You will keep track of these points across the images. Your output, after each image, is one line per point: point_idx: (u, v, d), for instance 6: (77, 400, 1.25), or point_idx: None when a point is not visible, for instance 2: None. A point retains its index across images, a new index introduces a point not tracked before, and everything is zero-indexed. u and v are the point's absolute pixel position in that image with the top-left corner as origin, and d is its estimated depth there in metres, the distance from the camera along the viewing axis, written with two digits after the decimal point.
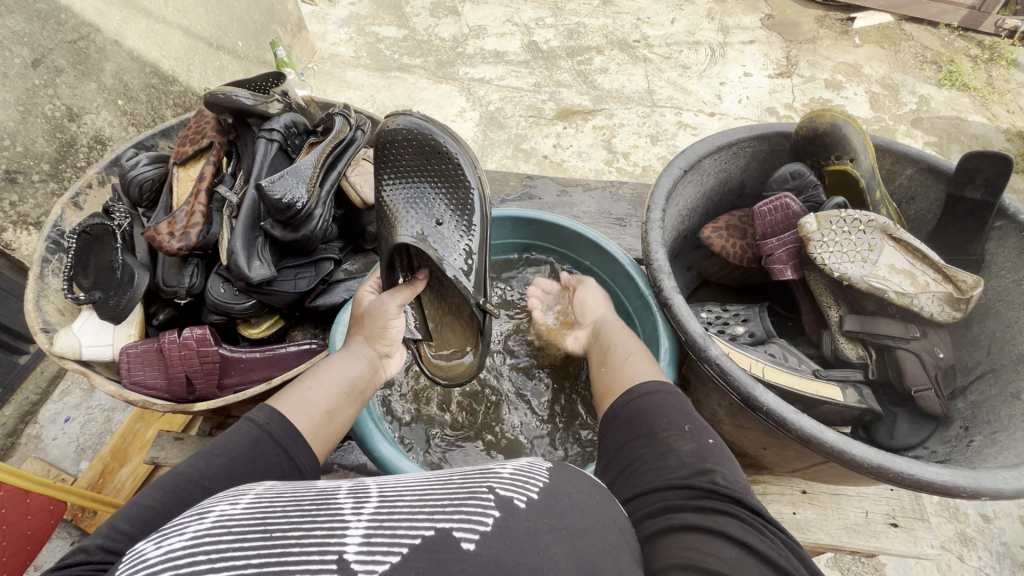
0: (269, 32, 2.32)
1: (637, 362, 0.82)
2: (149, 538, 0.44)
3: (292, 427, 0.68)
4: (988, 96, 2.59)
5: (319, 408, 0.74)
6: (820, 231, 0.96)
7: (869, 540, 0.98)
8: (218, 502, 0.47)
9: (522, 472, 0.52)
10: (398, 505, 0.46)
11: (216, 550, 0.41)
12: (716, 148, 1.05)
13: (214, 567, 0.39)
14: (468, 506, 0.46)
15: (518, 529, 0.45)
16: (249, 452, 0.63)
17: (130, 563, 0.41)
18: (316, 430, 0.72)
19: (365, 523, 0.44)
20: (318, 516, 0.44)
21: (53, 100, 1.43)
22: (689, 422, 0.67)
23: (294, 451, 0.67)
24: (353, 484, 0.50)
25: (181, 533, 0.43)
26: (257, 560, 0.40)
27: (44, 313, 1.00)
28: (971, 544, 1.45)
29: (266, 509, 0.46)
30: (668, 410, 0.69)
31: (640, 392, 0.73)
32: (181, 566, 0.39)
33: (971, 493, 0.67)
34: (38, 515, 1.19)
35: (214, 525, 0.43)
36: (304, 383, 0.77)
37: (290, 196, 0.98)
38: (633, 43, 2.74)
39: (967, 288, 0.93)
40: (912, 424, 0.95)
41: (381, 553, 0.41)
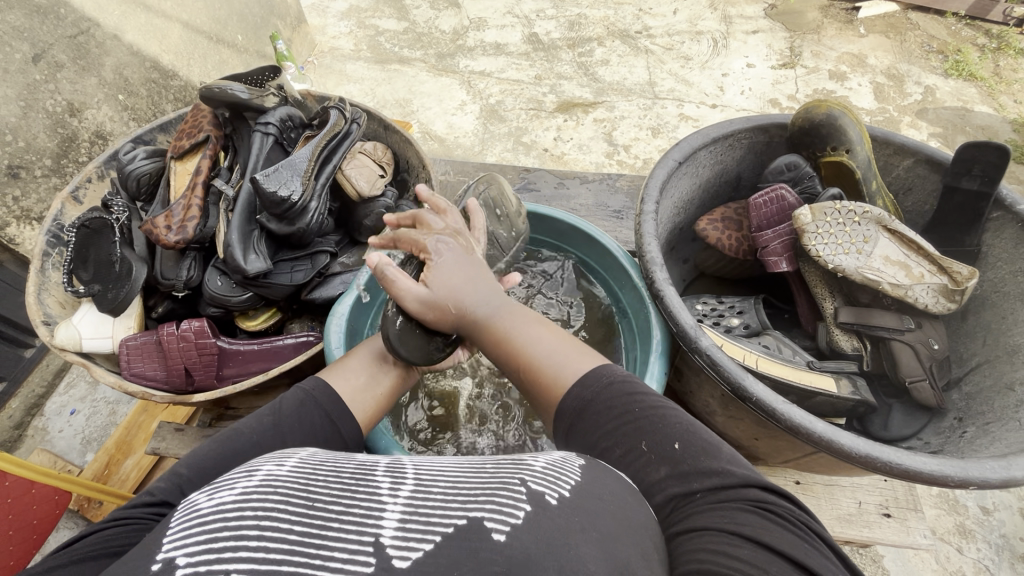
0: (269, 26, 2.32)
1: (554, 360, 0.68)
2: (201, 489, 0.47)
3: (332, 392, 0.73)
4: (994, 86, 2.56)
5: (360, 387, 0.77)
6: (813, 223, 0.97)
7: (861, 530, 0.99)
8: (265, 463, 0.50)
9: (555, 468, 0.51)
10: (434, 491, 0.47)
11: (261, 508, 0.43)
12: (711, 139, 1.05)
13: (259, 528, 0.41)
14: (499, 498, 0.46)
15: (550, 525, 0.44)
16: (292, 412, 0.69)
17: (184, 512, 0.44)
18: (354, 396, 0.76)
19: (402, 507, 0.45)
20: (357, 492, 0.46)
21: (55, 95, 1.44)
22: (643, 441, 0.59)
23: (335, 416, 0.72)
24: (390, 461, 0.52)
25: (231, 488, 0.46)
26: (300, 527, 0.42)
27: (45, 307, 1.01)
28: (969, 535, 1.45)
29: (309, 478, 0.48)
30: (614, 436, 0.60)
31: (577, 411, 0.64)
32: (230, 521, 0.41)
33: (958, 481, 0.68)
34: (43, 505, 1.20)
35: (261, 483, 0.46)
36: (353, 360, 0.80)
37: (286, 189, 0.99)
38: (635, 34, 2.72)
39: (961, 280, 0.94)
40: (907, 415, 0.96)
41: (416, 540, 0.42)
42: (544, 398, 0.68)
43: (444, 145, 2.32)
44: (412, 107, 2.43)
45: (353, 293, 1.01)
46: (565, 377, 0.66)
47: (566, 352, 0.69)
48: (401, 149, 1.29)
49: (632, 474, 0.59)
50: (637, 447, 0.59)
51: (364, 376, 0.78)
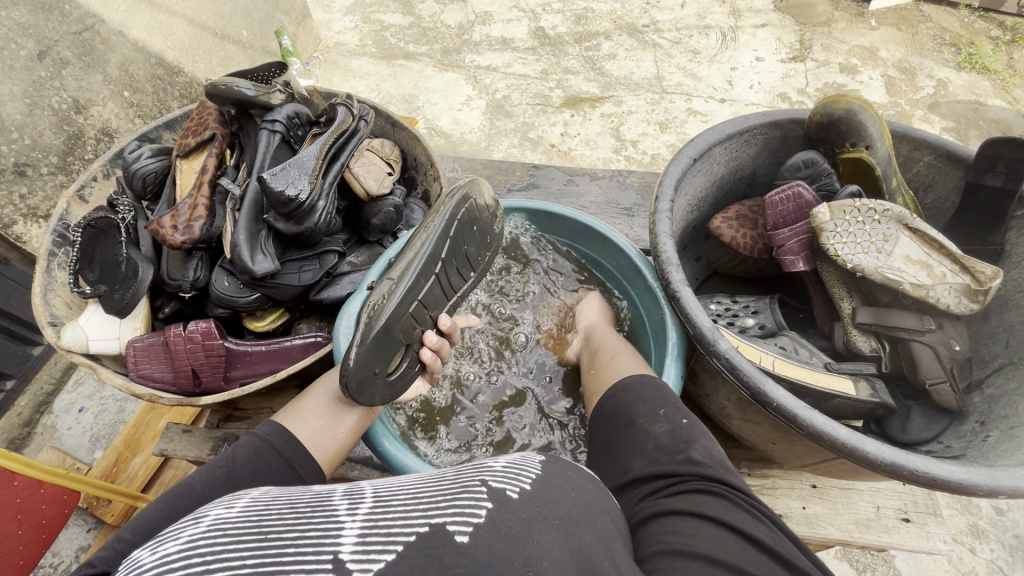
0: (274, 21, 2.30)
1: (623, 363, 0.87)
2: (144, 548, 0.45)
3: (290, 437, 0.73)
4: (1009, 79, 2.51)
5: (321, 432, 0.76)
6: (832, 221, 0.94)
7: (880, 535, 0.96)
8: (213, 508, 0.48)
9: (515, 465, 0.51)
10: (394, 505, 0.46)
11: (210, 551, 0.41)
12: (726, 135, 1.03)
13: (208, 569, 0.39)
14: (461, 500, 0.46)
15: (511, 521, 0.45)
16: (247, 462, 0.67)
17: (128, 570, 0.43)
18: (313, 440, 0.75)
19: (360, 524, 0.44)
20: (313, 518, 0.45)
21: (60, 92, 1.43)
22: (663, 407, 0.72)
23: (293, 461, 0.71)
24: (348, 487, 0.51)
25: (176, 538, 0.44)
26: (252, 560, 0.40)
27: (52, 307, 1.00)
28: (983, 536, 1.43)
29: (261, 513, 0.46)
30: (650, 399, 0.74)
31: (632, 380, 0.79)
32: (176, 570, 0.40)
33: (987, 491, 0.66)
34: (52, 505, 1.20)
35: (209, 528, 0.44)
36: (313, 401, 0.79)
37: (293, 188, 0.97)
38: (642, 28, 2.68)
39: (985, 280, 0.91)
40: (927, 417, 0.93)
41: (376, 552, 0.41)
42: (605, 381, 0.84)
43: (450, 141, 2.30)
44: (418, 103, 2.41)
45: (362, 294, 0.99)
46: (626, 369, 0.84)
47: (636, 364, 0.87)
48: (408, 146, 1.28)
49: (638, 424, 0.71)
50: (654, 410, 0.72)
51: (324, 418, 0.78)
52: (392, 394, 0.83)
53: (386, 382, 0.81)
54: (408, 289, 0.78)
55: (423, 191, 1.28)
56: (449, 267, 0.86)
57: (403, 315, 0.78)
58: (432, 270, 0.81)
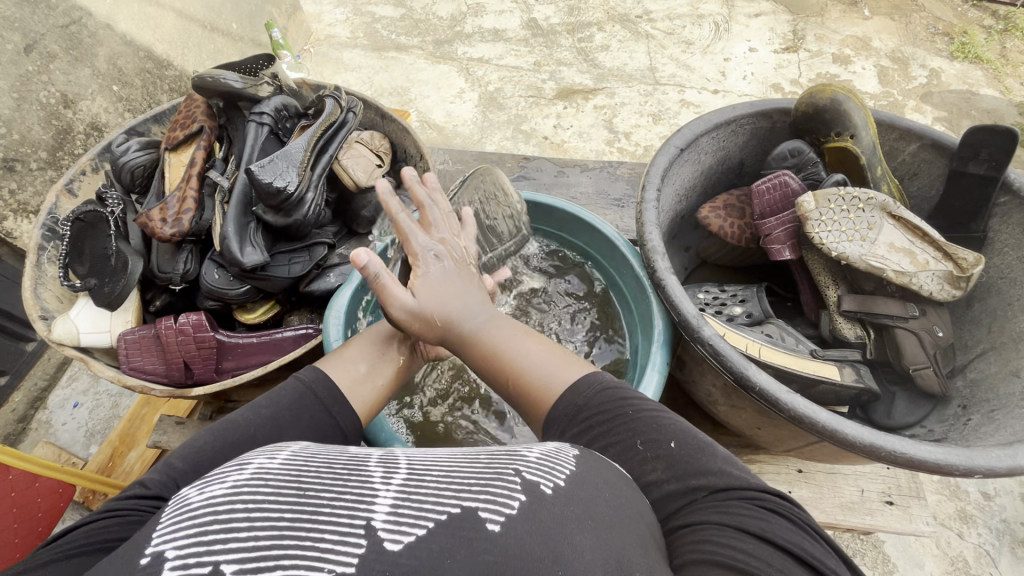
0: (263, 13, 2.29)
1: (541, 372, 0.69)
2: (192, 483, 0.46)
3: (330, 383, 0.73)
4: (1000, 69, 2.52)
5: (360, 377, 0.77)
6: (817, 210, 0.95)
7: (864, 518, 0.98)
8: (257, 455, 0.49)
9: (549, 459, 0.51)
10: (427, 480, 0.46)
11: (252, 500, 0.42)
12: (713, 125, 1.03)
13: (250, 518, 0.41)
14: (494, 489, 0.46)
15: (546, 513, 0.44)
16: (291, 406, 0.69)
17: (174, 507, 0.44)
18: (353, 389, 0.75)
19: (395, 493, 0.44)
20: (349, 481, 0.46)
21: (48, 86, 1.42)
22: (640, 438, 0.61)
23: (333, 409, 0.71)
24: (383, 453, 0.52)
25: (222, 481, 0.45)
26: (290, 514, 0.41)
27: (42, 301, 1.01)
28: (970, 520, 1.46)
29: (301, 469, 0.47)
30: (615, 428, 0.62)
31: (573, 416, 0.64)
32: (220, 513, 0.41)
33: (963, 471, 0.67)
34: (46, 499, 1.21)
35: (252, 476, 0.45)
36: (355, 348, 0.80)
37: (281, 180, 0.98)
38: (636, 19, 2.67)
39: (966, 267, 0.92)
40: (910, 402, 0.95)
41: (409, 524, 0.42)
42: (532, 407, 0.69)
43: (443, 133, 2.30)
44: (410, 95, 2.41)
45: (352, 285, 1.00)
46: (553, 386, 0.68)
47: (552, 362, 0.70)
48: (398, 138, 1.28)
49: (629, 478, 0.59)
50: (631, 446, 0.60)
51: (363, 366, 0.78)
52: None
53: None
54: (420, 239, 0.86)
55: None
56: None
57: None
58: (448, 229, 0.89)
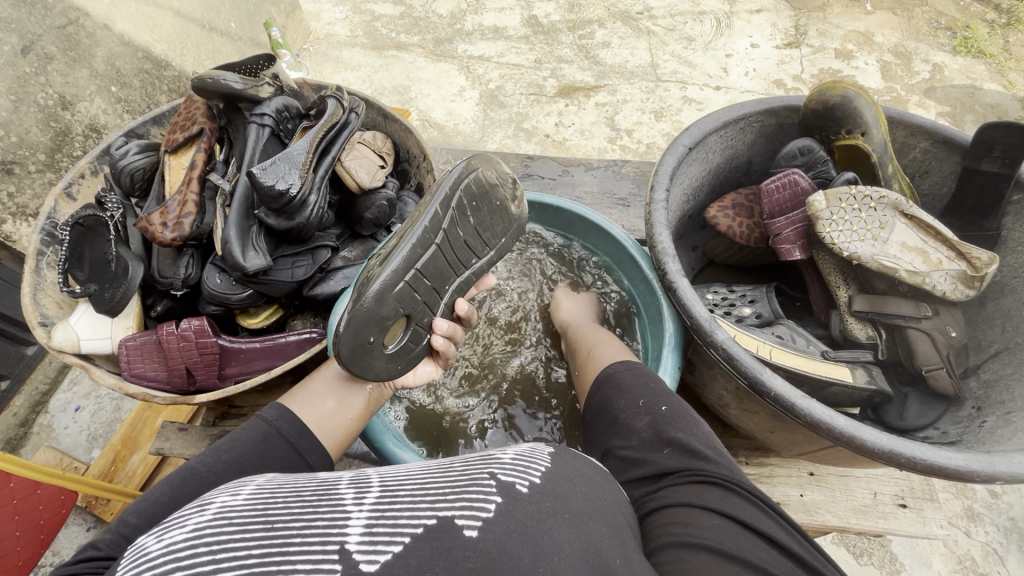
0: (262, 12, 2.27)
1: (603, 353, 0.88)
2: (151, 532, 0.45)
3: (297, 420, 0.72)
4: (1004, 63, 2.50)
5: (327, 413, 0.76)
6: (828, 209, 0.93)
7: (877, 521, 0.97)
8: (219, 494, 0.48)
9: (523, 457, 0.51)
10: (400, 495, 0.45)
11: (217, 539, 0.41)
12: (721, 124, 1.02)
13: (216, 561, 0.39)
14: (469, 493, 0.45)
15: (520, 513, 0.44)
16: (256, 445, 0.67)
17: (133, 557, 0.42)
18: (321, 423, 0.75)
19: (367, 513, 0.43)
20: (319, 507, 0.44)
21: (46, 87, 1.40)
22: (648, 397, 0.73)
23: (300, 446, 0.70)
24: (354, 475, 0.50)
25: (182, 525, 0.43)
26: (258, 551, 0.40)
27: (41, 308, 0.99)
28: (979, 519, 1.45)
29: (268, 501, 0.46)
30: (634, 387, 0.75)
31: (614, 371, 0.80)
32: (182, 559, 0.39)
33: (985, 477, 0.66)
34: (50, 505, 1.21)
35: (214, 516, 0.44)
36: (318, 384, 0.79)
37: (283, 183, 0.96)
38: (637, 15, 2.65)
39: (981, 266, 0.91)
40: (923, 404, 0.94)
41: (383, 543, 0.41)
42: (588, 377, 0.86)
43: (444, 132, 2.28)
44: (411, 94, 2.39)
45: None
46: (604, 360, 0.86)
47: (615, 351, 0.88)
48: (400, 138, 1.26)
49: (627, 420, 0.72)
50: (639, 402, 0.73)
51: (331, 401, 0.77)
52: (393, 372, 0.81)
53: (385, 355, 0.79)
54: (404, 256, 0.75)
55: (417, 183, 1.27)
56: (455, 243, 0.82)
57: (394, 289, 0.75)
58: (434, 245, 0.79)
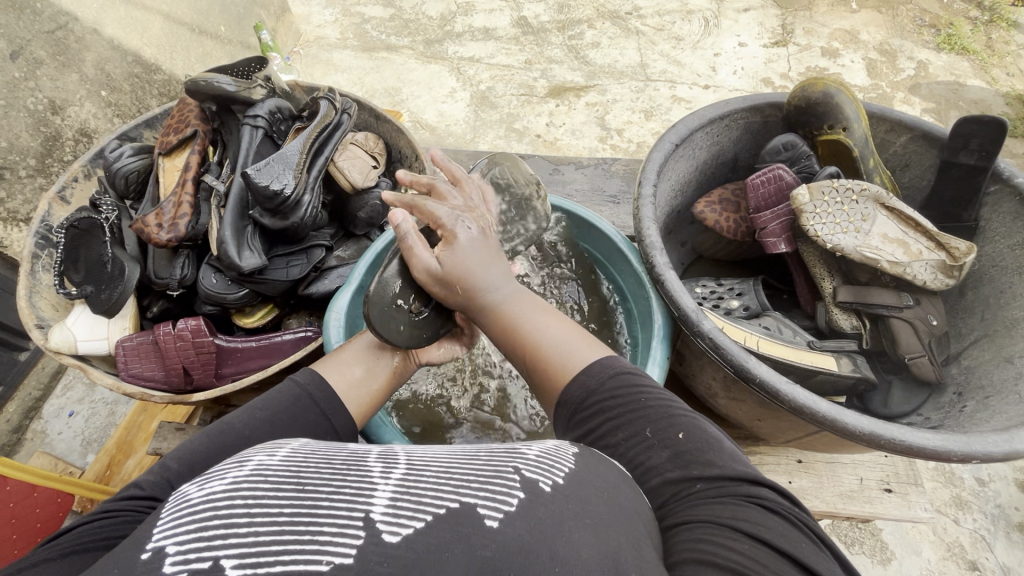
0: (251, 16, 2.28)
1: (563, 351, 0.69)
2: (194, 479, 0.46)
3: (326, 386, 0.73)
4: (986, 59, 2.55)
5: (355, 378, 0.76)
6: (812, 202, 0.96)
7: (863, 506, 1.00)
8: (257, 452, 0.49)
9: (548, 457, 0.51)
10: (425, 476, 0.46)
11: (252, 495, 0.42)
12: (707, 120, 1.04)
13: (250, 513, 0.41)
14: (493, 485, 0.46)
15: (541, 510, 0.44)
16: (287, 406, 0.69)
17: (175, 502, 0.44)
18: (350, 390, 0.75)
19: (394, 489, 0.44)
20: (348, 477, 0.46)
21: (36, 92, 1.40)
22: (650, 427, 0.61)
23: (329, 411, 0.71)
24: (383, 450, 0.52)
25: (222, 478, 0.45)
26: (290, 508, 0.41)
27: (38, 310, 1.00)
28: (966, 506, 1.48)
29: (301, 466, 0.47)
30: (626, 419, 0.62)
31: (582, 400, 0.65)
32: (220, 509, 0.41)
33: (961, 457, 0.69)
34: (46, 508, 1.23)
35: (252, 472, 0.45)
36: (347, 352, 0.79)
37: (277, 183, 0.97)
38: (625, 15, 2.67)
39: (959, 255, 0.93)
40: (906, 391, 0.96)
41: (406, 518, 0.42)
42: (549, 383, 0.69)
43: (435, 133, 2.30)
44: (402, 96, 2.40)
45: (352, 287, 1.00)
46: (571, 367, 0.68)
47: (572, 341, 0.70)
48: (393, 138, 1.28)
49: (631, 460, 0.61)
50: (639, 434, 0.61)
51: (358, 369, 0.78)
52: (417, 339, 0.78)
53: (411, 319, 0.77)
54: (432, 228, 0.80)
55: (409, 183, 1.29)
56: None
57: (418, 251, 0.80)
58: None
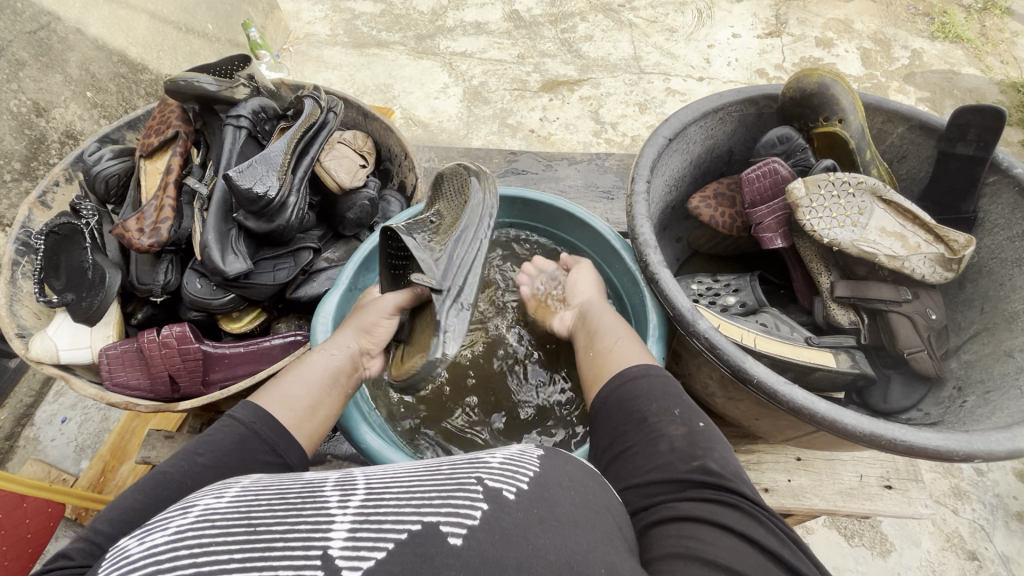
0: (240, 13, 2.24)
1: (621, 349, 0.78)
2: (133, 534, 0.44)
3: (273, 421, 0.68)
4: (981, 47, 2.53)
5: (302, 404, 0.72)
6: (808, 196, 0.94)
7: (863, 503, 0.99)
8: (203, 498, 0.47)
9: (512, 461, 0.50)
10: (385, 499, 0.44)
11: (198, 543, 0.40)
12: (701, 114, 1.02)
13: (196, 563, 0.38)
14: (455, 499, 0.44)
15: (506, 521, 0.43)
16: (230, 447, 0.63)
17: (113, 560, 0.41)
18: (299, 423, 0.71)
19: (352, 517, 0.43)
20: (303, 510, 0.44)
21: (17, 94, 1.37)
22: (679, 407, 0.66)
23: (279, 446, 0.67)
24: (340, 476, 0.50)
25: (164, 529, 0.42)
26: (240, 555, 0.39)
27: (19, 319, 0.98)
28: (965, 497, 1.47)
29: (252, 505, 0.45)
30: (661, 396, 0.68)
31: (633, 375, 0.71)
32: (163, 562, 0.38)
33: (963, 456, 0.67)
34: (36, 519, 1.21)
35: (198, 519, 0.43)
36: (291, 380, 0.75)
37: (261, 185, 0.95)
38: (618, 8, 2.64)
39: (958, 248, 0.92)
40: (906, 385, 0.95)
41: (367, 549, 0.40)
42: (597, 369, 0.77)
43: (428, 130, 2.27)
44: (394, 92, 2.37)
45: (339, 289, 0.98)
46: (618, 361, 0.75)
47: (629, 347, 0.78)
48: (382, 137, 1.25)
49: (650, 426, 0.65)
50: (667, 412, 0.66)
51: (304, 397, 0.73)
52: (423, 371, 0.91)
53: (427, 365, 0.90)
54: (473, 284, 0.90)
55: (399, 182, 1.27)
56: None
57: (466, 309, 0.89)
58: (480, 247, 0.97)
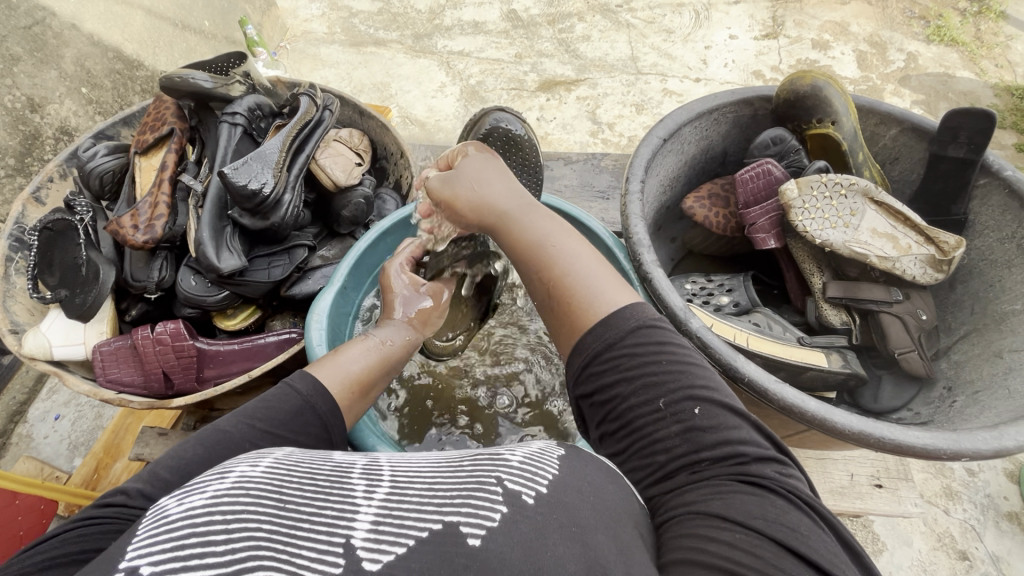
0: (236, 10, 2.23)
1: (591, 285, 0.61)
2: (173, 494, 0.43)
3: (329, 395, 0.68)
4: (975, 51, 2.55)
5: (356, 376, 0.72)
6: (800, 197, 0.94)
7: (853, 501, 1.00)
8: (239, 464, 0.47)
9: (533, 461, 0.49)
10: (409, 493, 0.45)
11: (231, 510, 0.40)
12: (695, 114, 1.02)
13: (226, 528, 0.39)
14: (475, 499, 0.44)
15: (525, 525, 0.42)
16: (289, 415, 0.63)
17: (152, 518, 0.41)
18: (348, 401, 0.70)
19: (376, 509, 0.43)
20: (330, 495, 0.44)
21: (13, 90, 1.37)
22: (664, 397, 0.56)
23: (331, 425, 0.67)
24: (368, 462, 0.50)
25: (201, 491, 0.42)
26: (269, 526, 0.40)
27: (12, 315, 0.98)
28: (956, 497, 1.48)
29: (284, 479, 0.45)
30: (637, 381, 0.56)
31: (601, 350, 0.58)
32: (198, 524, 0.39)
33: (951, 454, 0.68)
34: (29, 515, 1.20)
35: (233, 485, 0.43)
36: (341, 352, 0.74)
37: (256, 182, 0.95)
38: (616, 8, 2.65)
39: (948, 249, 0.93)
40: (896, 385, 0.96)
41: (388, 543, 0.40)
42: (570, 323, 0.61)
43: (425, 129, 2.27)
44: (391, 91, 2.37)
45: (335, 287, 0.98)
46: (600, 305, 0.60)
47: (606, 281, 0.62)
48: (378, 135, 1.25)
49: (637, 429, 0.57)
50: (651, 404, 0.56)
51: (359, 362, 0.74)
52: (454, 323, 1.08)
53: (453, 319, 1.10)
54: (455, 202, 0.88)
55: (395, 180, 1.27)
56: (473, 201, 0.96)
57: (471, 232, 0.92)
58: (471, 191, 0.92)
